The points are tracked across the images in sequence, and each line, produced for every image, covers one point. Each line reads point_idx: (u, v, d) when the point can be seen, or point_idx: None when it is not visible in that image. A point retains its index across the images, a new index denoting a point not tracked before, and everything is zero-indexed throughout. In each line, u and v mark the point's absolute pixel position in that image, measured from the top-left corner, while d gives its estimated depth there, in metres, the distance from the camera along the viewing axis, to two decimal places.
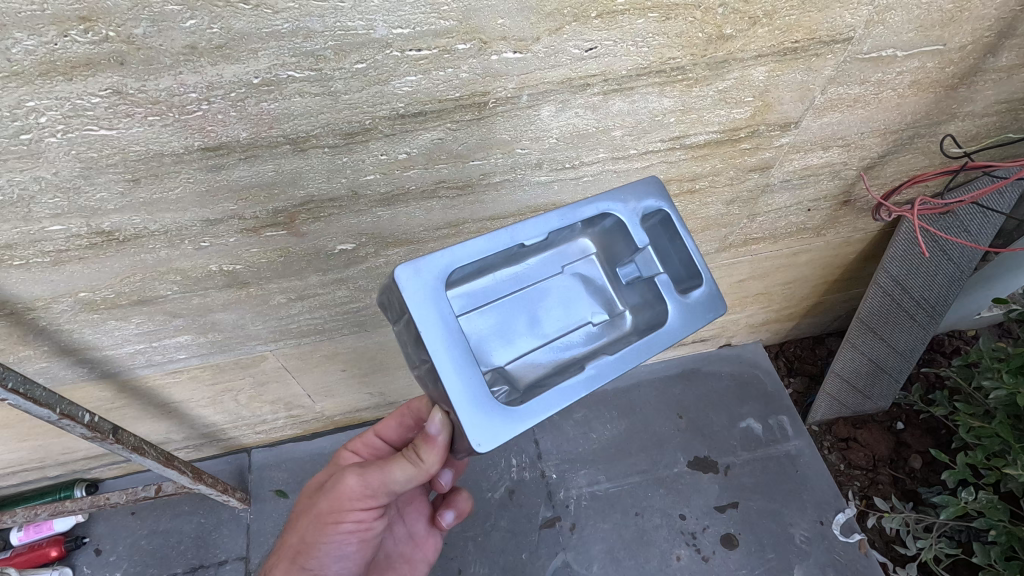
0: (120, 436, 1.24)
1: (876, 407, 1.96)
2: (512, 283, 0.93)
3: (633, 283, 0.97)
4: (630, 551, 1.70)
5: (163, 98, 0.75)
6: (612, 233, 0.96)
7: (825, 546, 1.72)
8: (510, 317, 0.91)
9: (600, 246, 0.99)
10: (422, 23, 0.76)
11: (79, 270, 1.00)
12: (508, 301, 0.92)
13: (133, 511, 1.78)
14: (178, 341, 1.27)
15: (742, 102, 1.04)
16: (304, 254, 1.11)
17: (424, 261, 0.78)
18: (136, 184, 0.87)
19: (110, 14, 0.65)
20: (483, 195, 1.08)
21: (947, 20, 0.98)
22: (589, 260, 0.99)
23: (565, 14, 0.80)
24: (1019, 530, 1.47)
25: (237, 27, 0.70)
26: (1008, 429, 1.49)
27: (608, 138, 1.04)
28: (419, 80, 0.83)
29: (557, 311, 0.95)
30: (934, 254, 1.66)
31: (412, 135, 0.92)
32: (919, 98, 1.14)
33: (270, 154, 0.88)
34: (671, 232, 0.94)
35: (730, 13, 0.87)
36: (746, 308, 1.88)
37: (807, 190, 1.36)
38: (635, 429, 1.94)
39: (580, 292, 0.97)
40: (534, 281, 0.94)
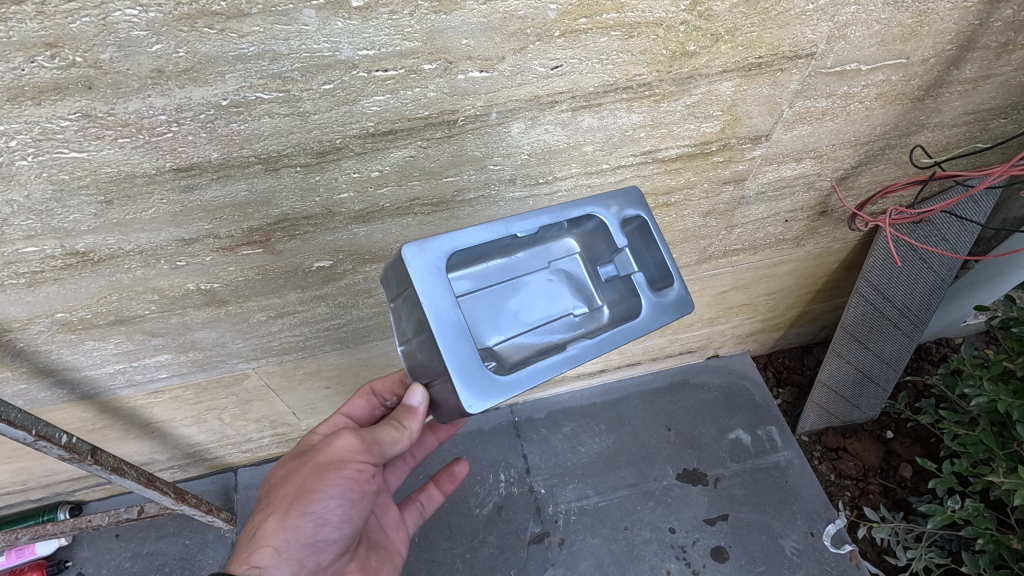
0: (99, 457, 1.23)
1: (864, 416, 1.97)
2: (501, 274, 1.00)
3: (611, 280, 1.03)
4: (620, 565, 1.68)
5: (132, 120, 0.77)
6: (594, 233, 1.01)
7: (816, 557, 1.70)
8: (499, 302, 0.98)
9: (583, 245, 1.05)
10: (387, 45, 0.77)
11: (55, 291, 1.00)
12: (496, 289, 0.98)
13: (117, 534, 1.76)
14: (159, 360, 1.27)
15: (710, 116, 1.06)
16: (282, 272, 1.12)
17: (429, 244, 0.85)
18: (109, 206, 0.88)
19: (77, 40, 0.67)
20: (459, 211, 1.10)
21: (909, 34, 1.01)
22: (572, 258, 1.05)
23: (529, 33, 0.82)
24: (1007, 538, 1.46)
25: (203, 51, 0.72)
26: (992, 437, 1.49)
27: (580, 153, 1.06)
28: (387, 100, 0.85)
29: (540, 301, 1.01)
30: (914, 261, 1.67)
31: (383, 154, 0.93)
32: (886, 110, 1.16)
33: (243, 174, 0.89)
34: (648, 238, 1.00)
35: (693, 31, 0.89)
36: (731, 319, 1.89)
37: (783, 201, 1.37)
38: (623, 442, 1.93)
39: (563, 285, 1.03)
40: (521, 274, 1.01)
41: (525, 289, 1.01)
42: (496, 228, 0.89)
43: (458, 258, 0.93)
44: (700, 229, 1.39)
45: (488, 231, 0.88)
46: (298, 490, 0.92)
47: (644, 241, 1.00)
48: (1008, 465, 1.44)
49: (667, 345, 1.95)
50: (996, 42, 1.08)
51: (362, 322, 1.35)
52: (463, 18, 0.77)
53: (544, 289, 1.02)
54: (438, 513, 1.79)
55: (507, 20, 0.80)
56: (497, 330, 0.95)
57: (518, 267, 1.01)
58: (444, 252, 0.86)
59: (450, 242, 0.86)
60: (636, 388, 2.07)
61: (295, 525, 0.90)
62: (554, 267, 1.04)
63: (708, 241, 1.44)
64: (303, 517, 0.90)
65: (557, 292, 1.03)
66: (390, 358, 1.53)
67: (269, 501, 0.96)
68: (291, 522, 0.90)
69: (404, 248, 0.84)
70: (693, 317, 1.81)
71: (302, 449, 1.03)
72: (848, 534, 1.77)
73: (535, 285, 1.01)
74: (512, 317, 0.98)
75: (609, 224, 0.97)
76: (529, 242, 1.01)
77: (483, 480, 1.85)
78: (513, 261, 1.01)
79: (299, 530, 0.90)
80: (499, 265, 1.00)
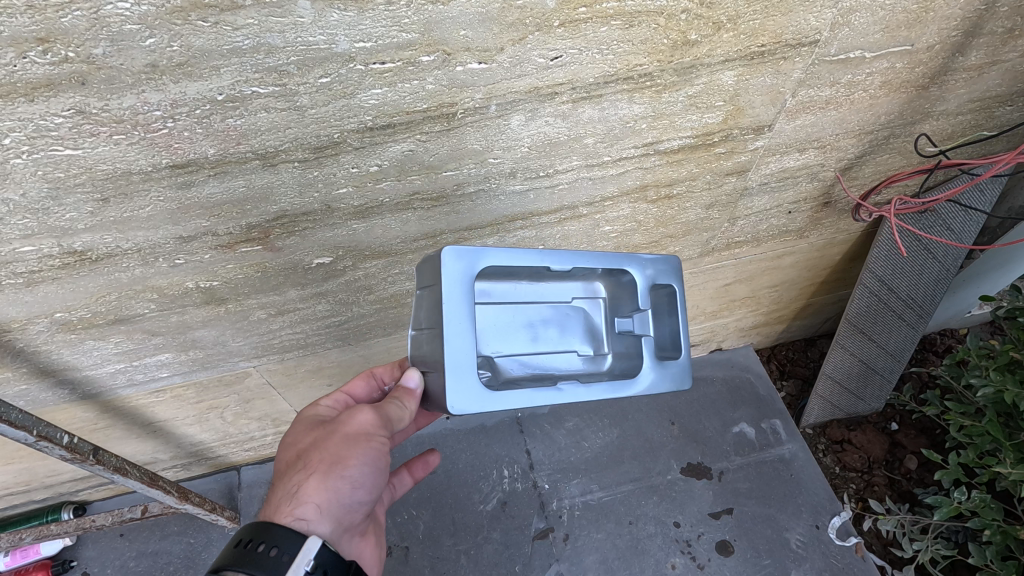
0: (100, 457, 1.23)
1: (869, 408, 1.96)
2: (526, 296, 1.01)
3: (623, 334, 1.05)
4: (625, 560, 1.68)
5: (127, 117, 0.76)
6: (622, 286, 1.04)
7: (822, 550, 1.70)
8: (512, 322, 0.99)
9: (607, 290, 1.07)
10: (384, 37, 0.76)
11: (53, 291, 1.00)
12: (516, 308, 0.99)
13: (121, 533, 1.76)
14: (159, 359, 1.26)
15: (712, 106, 1.05)
16: (281, 269, 1.11)
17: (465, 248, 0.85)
18: (105, 204, 0.87)
19: (68, 35, 0.66)
20: (458, 206, 1.09)
21: (913, 21, 0.99)
22: (595, 301, 1.07)
23: (527, 24, 0.81)
24: (1014, 529, 1.45)
25: (198, 45, 0.71)
26: (998, 428, 1.47)
27: (581, 146, 1.04)
28: (385, 93, 0.84)
29: (553, 333, 1.03)
30: (918, 252, 1.65)
31: (381, 148, 0.92)
32: (891, 98, 1.15)
33: (240, 170, 0.88)
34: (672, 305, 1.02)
35: (694, 19, 0.88)
36: (734, 312, 1.88)
37: (786, 192, 1.36)
38: (626, 436, 1.93)
39: (575, 324, 1.05)
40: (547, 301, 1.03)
41: (542, 315, 1.02)
42: (530, 257, 0.90)
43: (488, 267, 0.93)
44: (703, 221, 1.37)
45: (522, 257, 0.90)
46: (323, 459, 0.90)
47: (666, 307, 1.03)
48: (1015, 456, 1.43)
49: None
50: (1002, 27, 1.06)
51: (363, 319, 1.34)
52: (461, 8, 0.76)
53: (558, 322, 1.04)
54: (442, 509, 1.79)
55: (505, 10, 0.78)
56: (502, 342, 0.97)
57: (545, 294, 1.03)
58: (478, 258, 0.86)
59: (488, 253, 0.87)
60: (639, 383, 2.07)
61: (331, 489, 0.89)
62: (576, 307, 1.06)
63: (710, 233, 1.43)
64: (339, 483, 0.90)
65: (571, 330, 1.04)
66: (392, 354, 1.53)
67: (290, 471, 0.93)
68: (329, 487, 0.89)
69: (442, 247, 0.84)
70: (696, 310, 1.80)
71: (307, 423, 1.01)
72: (854, 526, 1.77)
73: (552, 314, 1.03)
74: (524, 344, 0.99)
75: (638, 283, 1.00)
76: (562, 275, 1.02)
77: (486, 476, 1.85)
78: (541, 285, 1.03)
79: (338, 492, 0.90)
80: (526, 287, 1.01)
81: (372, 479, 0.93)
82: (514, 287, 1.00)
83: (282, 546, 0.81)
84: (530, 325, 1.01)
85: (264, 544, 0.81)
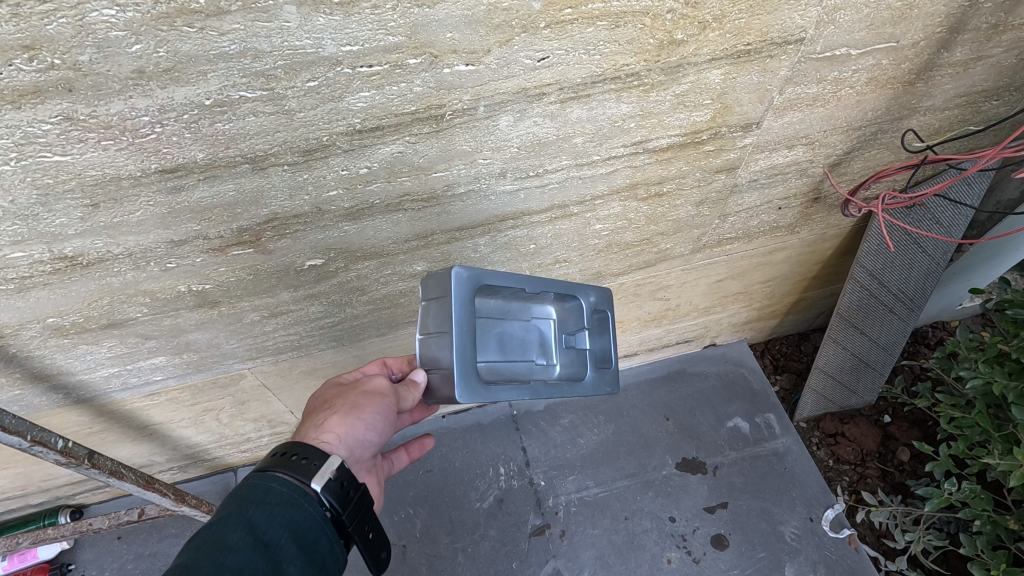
0: (96, 460, 1.23)
1: (862, 401, 1.97)
2: (498, 312, 1.07)
3: (567, 349, 1.13)
4: (621, 556, 1.69)
5: (115, 122, 0.76)
6: (567, 310, 1.13)
7: (816, 542, 1.71)
8: (490, 333, 1.04)
9: (558, 314, 1.14)
10: (371, 40, 0.77)
11: (45, 296, 1.00)
12: (490, 322, 1.05)
13: (119, 536, 1.76)
14: (153, 362, 1.27)
15: (700, 105, 1.05)
16: (274, 271, 1.11)
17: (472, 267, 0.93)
18: (95, 209, 0.87)
19: (54, 42, 0.66)
20: (448, 206, 1.09)
21: (898, 18, 1.00)
22: (547, 322, 1.13)
23: (513, 26, 0.81)
24: (1004, 519, 1.47)
25: (184, 50, 0.71)
26: (987, 419, 1.49)
27: (570, 145, 1.05)
28: (373, 96, 0.84)
29: (518, 344, 1.08)
30: (909, 246, 1.67)
31: (371, 150, 0.92)
32: (878, 94, 1.16)
33: (230, 174, 0.88)
34: (603, 329, 1.14)
35: (680, 19, 0.88)
36: (727, 307, 1.90)
37: (776, 188, 1.37)
38: (622, 432, 1.94)
39: (534, 339, 1.11)
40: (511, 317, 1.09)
41: (509, 330, 1.08)
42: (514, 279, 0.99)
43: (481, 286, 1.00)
44: (694, 218, 1.38)
45: (510, 278, 0.98)
46: (345, 402, 1.04)
47: (598, 331, 1.15)
48: (1004, 447, 1.45)
49: (664, 335, 1.96)
50: (987, 23, 1.07)
51: (357, 319, 1.34)
52: (447, 11, 0.76)
53: (522, 336, 1.09)
54: (439, 507, 1.80)
55: (492, 12, 0.79)
56: (484, 351, 1.02)
57: (511, 311, 1.09)
58: (482, 278, 0.93)
59: (490, 273, 0.94)
60: (634, 379, 2.08)
61: (350, 426, 1.01)
62: (534, 324, 1.12)
63: (701, 230, 1.44)
64: (357, 423, 1.02)
65: (532, 343, 1.10)
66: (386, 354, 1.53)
67: (317, 412, 1.06)
68: (348, 423, 1.01)
69: (455, 266, 0.90)
70: (689, 306, 1.81)
71: (330, 383, 1.14)
72: (847, 518, 1.78)
73: (516, 329, 1.09)
74: (497, 352, 1.05)
75: (582, 310, 1.11)
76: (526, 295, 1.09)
77: (483, 474, 1.86)
78: (507, 303, 1.09)
79: (353, 429, 1.02)
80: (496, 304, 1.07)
81: (382, 425, 1.05)
82: (488, 305, 1.06)
83: (311, 458, 0.90)
84: (503, 338, 1.06)
85: (294, 455, 0.90)
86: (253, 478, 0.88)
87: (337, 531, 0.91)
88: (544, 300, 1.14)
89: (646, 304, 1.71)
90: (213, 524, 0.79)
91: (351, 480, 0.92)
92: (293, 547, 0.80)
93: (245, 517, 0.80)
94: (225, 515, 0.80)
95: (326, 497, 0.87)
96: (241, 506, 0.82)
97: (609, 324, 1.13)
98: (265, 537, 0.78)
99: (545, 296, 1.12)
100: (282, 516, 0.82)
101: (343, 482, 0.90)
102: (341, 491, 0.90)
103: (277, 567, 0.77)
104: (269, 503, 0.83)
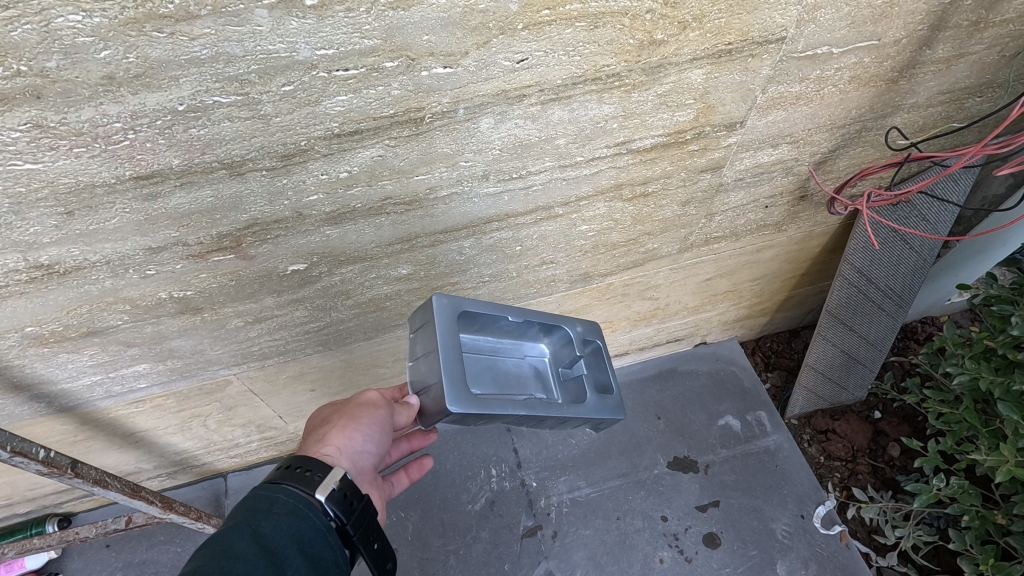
0: (79, 470, 1.21)
1: (852, 397, 1.98)
2: (490, 350, 1.12)
3: (565, 382, 1.16)
4: (613, 556, 1.69)
5: (86, 130, 0.75)
6: (561, 342, 1.18)
7: (807, 539, 1.71)
8: (480, 367, 1.08)
9: (552, 352, 1.19)
10: (346, 43, 0.76)
11: (22, 305, 0.99)
12: (480, 357, 1.09)
13: (107, 544, 1.75)
14: (137, 369, 1.25)
15: (683, 105, 1.05)
16: (256, 277, 1.10)
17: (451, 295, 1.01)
18: (70, 217, 0.86)
19: (19, 49, 0.65)
20: (432, 209, 1.08)
21: (879, 16, 1.00)
22: (542, 359, 1.18)
23: (491, 27, 0.81)
24: (993, 514, 1.48)
25: (154, 56, 0.70)
26: (975, 415, 1.49)
27: (553, 147, 1.04)
28: (350, 99, 0.83)
29: (513, 378, 1.12)
30: (896, 242, 1.67)
31: (350, 154, 0.91)
32: (861, 92, 1.16)
33: (207, 180, 0.87)
34: (600, 361, 1.17)
35: (659, 19, 0.88)
36: (716, 306, 1.90)
37: (762, 187, 1.37)
38: (613, 432, 1.94)
39: (529, 376, 1.14)
40: (503, 354, 1.14)
41: (502, 366, 1.12)
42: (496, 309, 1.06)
43: (466, 322, 1.07)
44: (680, 218, 1.38)
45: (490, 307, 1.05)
46: (342, 415, 1.05)
47: (597, 363, 1.18)
48: (992, 442, 1.45)
49: (654, 335, 1.96)
50: (967, 21, 1.07)
51: (343, 324, 1.33)
52: (423, 13, 0.76)
53: (516, 372, 1.13)
54: (431, 510, 1.79)
55: (467, 14, 0.78)
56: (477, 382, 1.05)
57: (503, 350, 1.14)
58: (462, 305, 1.01)
59: (469, 301, 1.02)
60: (625, 378, 2.08)
61: (349, 436, 1.01)
62: (528, 363, 1.16)
63: (688, 230, 1.44)
64: (357, 435, 1.02)
65: (527, 380, 1.13)
66: (374, 358, 1.52)
67: (317, 429, 1.07)
68: (347, 434, 1.02)
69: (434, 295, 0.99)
70: (678, 305, 1.81)
71: (325, 404, 1.15)
72: (838, 515, 1.78)
73: (509, 365, 1.13)
74: (490, 384, 1.07)
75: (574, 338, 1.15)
76: (516, 332, 1.15)
77: (474, 476, 1.85)
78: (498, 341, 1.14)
79: (353, 442, 1.02)
80: (487, 342, 1.13)
81: (381, 436, 1.05)
82: (478, 343, 1.11)
83: (315, 470, 0.90)
84: (496, 372, 1.10)
85: (299, 467, 0.91)
86: (259, 490, 0.87)
87: (342, 541, 0.90)
88: (537, 338, 1.19)
89: (635, 304, 1.71)
90: (220, 534, 0.78)
91: (355, 490, 0.92)
92: (298, 557, 0.79)
93: (252, 526, 0.79)
94: (233, 524, 0.80)
95: (329, 507, 0.87)
96: (249, 516, 0.81)
97: (604, 353, 1.17)
98: (271, 545, 0.78)
99: (535, 334, 1.17)
100: (287, 525, 0.81)
101: (347, 492, 0.90)
102: (345, 501, 0.89)
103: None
104: (275, 513, 0.82)
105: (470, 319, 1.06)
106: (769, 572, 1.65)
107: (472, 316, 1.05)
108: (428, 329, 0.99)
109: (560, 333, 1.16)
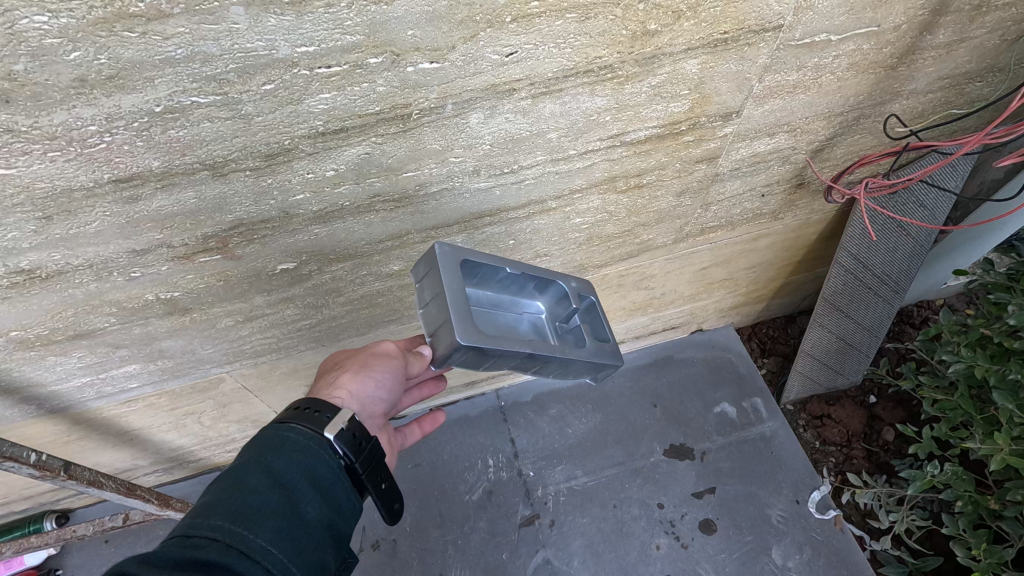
0: (72, 471, 1.21)
1: (848, 382, 1.98)
2: (488, 303, 1.09)
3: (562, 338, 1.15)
4: (610, 544, 1.70)
5: (60, 133, 0.72)
6: (555, 298, 1.16)
7: (802, 524, 1.73)
8: (481, 319, 1.05)
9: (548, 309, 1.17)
10: (327, 40, 0.73)
11: (5, 310, 0.97)
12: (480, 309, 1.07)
13: (107, 539, 1.75)
14: (127, 370, 1.24)
15: (677, 96, 1.03)
16: (245, 276, 1.08)
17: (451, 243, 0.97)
18: (49, 222, 0.84)
19: None
20: (422, 205, 1.06)
21: (879, 2, 0.97)
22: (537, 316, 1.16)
23: (478, 21, 0.78)
24: (986, 499, 1.49)
25: (127, 56, 0.67)
26: (970, 402, 1.50)
27: (545, 141, 1.02)
28: (334, 97, 0.81)
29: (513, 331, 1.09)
30: (893, 229, 1.65)
31: (336, 152, 0.89)
32: (860, 79, 1.13)
33: (189, 181, 0.85)
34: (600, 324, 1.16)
35: (652, 9, 0.85)
36: (712, 294, 1.88)
37: (758, 176, 1.34)
38: (610, 421, 1.94)
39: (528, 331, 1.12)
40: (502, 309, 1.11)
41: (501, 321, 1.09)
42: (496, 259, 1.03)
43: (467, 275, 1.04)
44: (675, 208, 1.36)
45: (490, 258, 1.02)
46: (355, 360, 1.04)
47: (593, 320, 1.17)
48: (986, 429, 1.45)
49: (650, 323, 1.95)
50: (969, 5, 1.04)
51: (335, 320, 1.32)
52: (406, 7, 0.73)
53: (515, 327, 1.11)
54: (429, 500, 1.80)
55: (453, 7, 0.75)
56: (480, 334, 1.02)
57: (500, 304, 1.12)
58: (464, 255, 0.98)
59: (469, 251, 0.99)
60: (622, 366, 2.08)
61: (360, 382, 1.01)
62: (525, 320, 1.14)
63: (684, 220, 1.42)
64: (369, 382, 1.01)
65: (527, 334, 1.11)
66: None
67: (334, 369, 1.06)
68: (358, 381, 1.01)
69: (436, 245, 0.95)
70: (674, 294, 1.80)
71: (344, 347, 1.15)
72: (832, 499, 1.79)
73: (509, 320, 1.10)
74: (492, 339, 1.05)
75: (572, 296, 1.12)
76: (513, 288, 1.13)
77: (471, 466, 1.86)
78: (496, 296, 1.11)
79: (363, 388, 1.01)
80: (485, 296, 1.10)
81: (392, 385, 1.04)
82: (476, 298, 1.08)
83: (324, 411, 0.88)
84: (496, 324, 1.07)
85: (306, 408, 0.88)
86: (271, 427, 0.85)
87: (352, 481, 0.89)
88: (532, 296, 1.18)
89: (631, 294, 1.70)
90: (234, 469, 0.78)
91: (364, 431, 0.89)
92: (312, 494, 0.79)
93: (265, 463, 0.78)
94: (246, 460, 0.79)
95: (340, 446, 0.85)
96: (262, 453, 0.80)
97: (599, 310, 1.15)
98: (285, 481, 0.77)
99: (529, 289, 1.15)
100: (301, 463, 0.80)
101: (356, 433, 0.88)
102: (355, 441, 0.87)
103: (296, 514, 0.75)
104: (289, 451, 0.81)
105: (469, 272, 1.03)
106: (764, 557, 1.67)
107: (472, 266, 1.02)
108: (430, 276, 0.96)
109: (556, 287, 1.14)
